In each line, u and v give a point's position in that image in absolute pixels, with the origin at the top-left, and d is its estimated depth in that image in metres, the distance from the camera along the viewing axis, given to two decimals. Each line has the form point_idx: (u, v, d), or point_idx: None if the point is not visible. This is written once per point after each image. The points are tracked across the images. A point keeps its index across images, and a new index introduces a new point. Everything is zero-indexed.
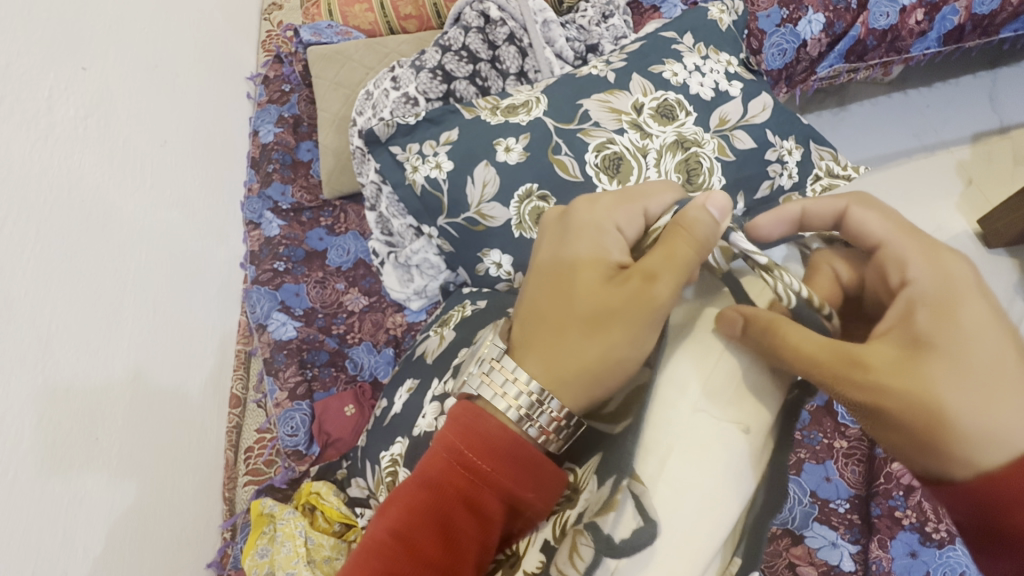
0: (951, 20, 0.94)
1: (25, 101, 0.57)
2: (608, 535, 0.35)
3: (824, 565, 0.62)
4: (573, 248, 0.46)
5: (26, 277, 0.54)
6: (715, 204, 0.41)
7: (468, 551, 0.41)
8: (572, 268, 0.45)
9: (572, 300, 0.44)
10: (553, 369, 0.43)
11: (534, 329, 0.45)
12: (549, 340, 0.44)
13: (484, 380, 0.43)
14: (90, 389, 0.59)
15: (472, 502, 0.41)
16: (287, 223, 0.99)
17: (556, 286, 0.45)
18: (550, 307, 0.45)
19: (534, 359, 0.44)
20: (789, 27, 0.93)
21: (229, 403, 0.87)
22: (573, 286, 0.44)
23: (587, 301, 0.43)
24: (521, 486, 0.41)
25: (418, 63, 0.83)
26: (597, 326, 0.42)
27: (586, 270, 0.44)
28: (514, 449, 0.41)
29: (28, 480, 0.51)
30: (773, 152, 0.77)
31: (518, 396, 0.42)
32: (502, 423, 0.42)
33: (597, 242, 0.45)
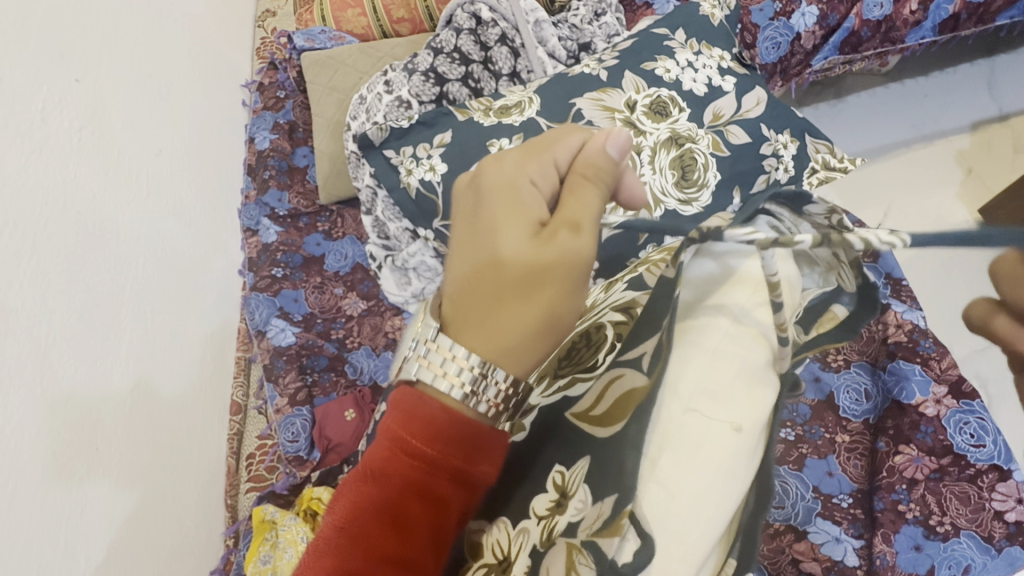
0: (946, 9, 0.93)
1: (19, 114, 0.57)
2: (609, 560, 0.33)
3: (828, 561, 0.61)
4: (491, 211, 0.44)
5: (23, 289, 0.54)
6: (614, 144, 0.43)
7: (423, 537, 0.40)
8: (493, 230, 0.43)
9: (491, 251, 0.42)
10: (486, 330, 0.42)
11: (464, 301, 0.43)
12: (481, 312, 0.42)
13: (423, 364, 0.42)
14: (91, 397, 0.59)
15: (416, 485, 0.40)
16: (285, 229, 1.00)
17: (474, 252, 0.44)
18: (476, 265, 0.43)
19: (464, 319, 0.43)
20: (783, 20, 0.94)
21: (230, 410, 0.87)
22: (492, 239, 0.43)
23: (509, 253, 0.42)
24: (472, 461, 0.40)
25: (411, 66, 0.83)
26: (526, 279, 0.41)
27: (507, 224, 0.43)
28: (455, 428, 0.41)
29: (29, 491, 0.51)
30: (768, 146, 0.77)
31: (460, 372, 0.41)
32: (444, 405, 0.42)
33: (514, 200, 0.44)
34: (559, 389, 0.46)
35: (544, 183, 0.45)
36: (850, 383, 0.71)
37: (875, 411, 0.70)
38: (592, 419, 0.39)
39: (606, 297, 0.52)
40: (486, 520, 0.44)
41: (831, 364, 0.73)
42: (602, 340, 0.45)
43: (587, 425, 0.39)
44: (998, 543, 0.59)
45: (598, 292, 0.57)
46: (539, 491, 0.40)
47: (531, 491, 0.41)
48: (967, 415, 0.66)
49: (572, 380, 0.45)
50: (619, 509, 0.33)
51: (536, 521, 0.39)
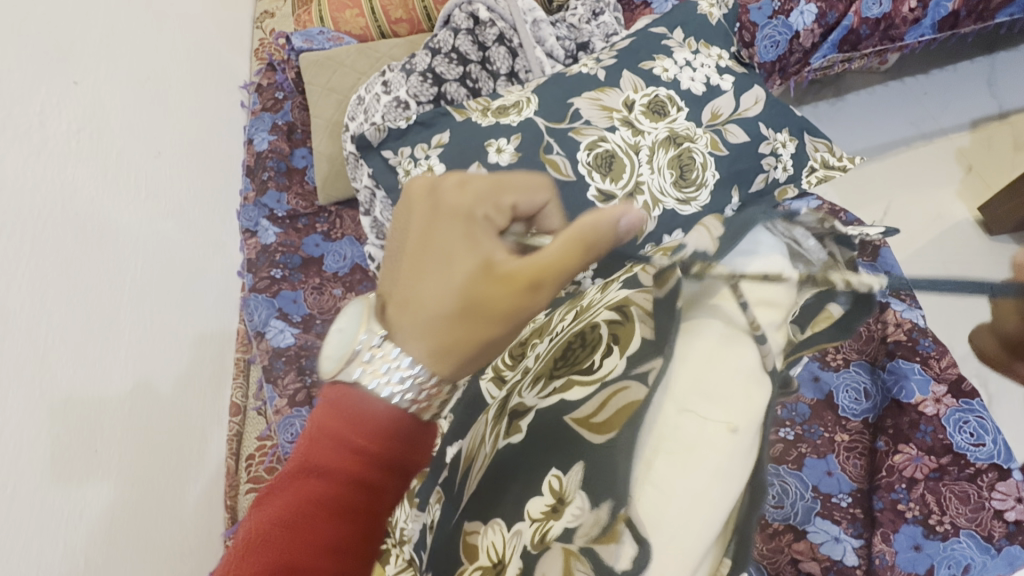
0: (945, 6, 0.95)
1: (18, 116, 0.57)
2: (608, 567, 0.33)
3: (827, 560, 0.61)
4: (449, 237, 0.44)
5: (22, 290, 0.54)
6: (624, 218, 0.41)
7: (354, 524, 0.42)
8: (449, 257, 0.43)
9: (448, 279, 0.43)
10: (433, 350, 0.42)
11: (409, 314, 0.43)
12: (425, 327, 0.42)
13: (366, 369, 0.41)
14: (90, 400, 0.59)
15: (357, 479, 0.41)
16: (283, 230, 1.00)
17: (427, 270, 0.43)
18: (430, 291, 0.43)
19: (409, 327, 0.42)
20: (781, 18, 0.98)
21: (229, 411, 0.87)
22: (448, 268, 0.43)
23: (468, 283, 0.42)
24: (407, 452, 0.42)
25: (409, 67, 0.82)
26: (479, 312, 0.42)
27: (465, 255, 0.43)
28: (400, 430, 0.41)
29: (28, 493, 0.51)
30: (767, 145, 0.77)
31: (401, 379, 0.40)
32: (387, 409, 0.41)
33: (475, 234, 0.44)
34: (553, 392, 0.45)
35: (503, 216, 0.45)
36: (849, 382, 0.71)
37: (874, 410, 0.70)
38: (591, 424, 0.40)
39: (601, 298, 0.52)
40: (479, 521, 0.44)
41: (831, 364, 0.73)
42: (599, 341, 0.46)
43: (586, 429, 0.40)
44: (998, 542, 0.60)
45: (594, 292, 0.56)
46: (534, 495, 0.40)
47: (524, 494, 0.41)
48: (967, 413, 0.65)
49: (568, 381, 0.45)
50: (614, 512, 0.34)
51: (530, 523, 0.40)
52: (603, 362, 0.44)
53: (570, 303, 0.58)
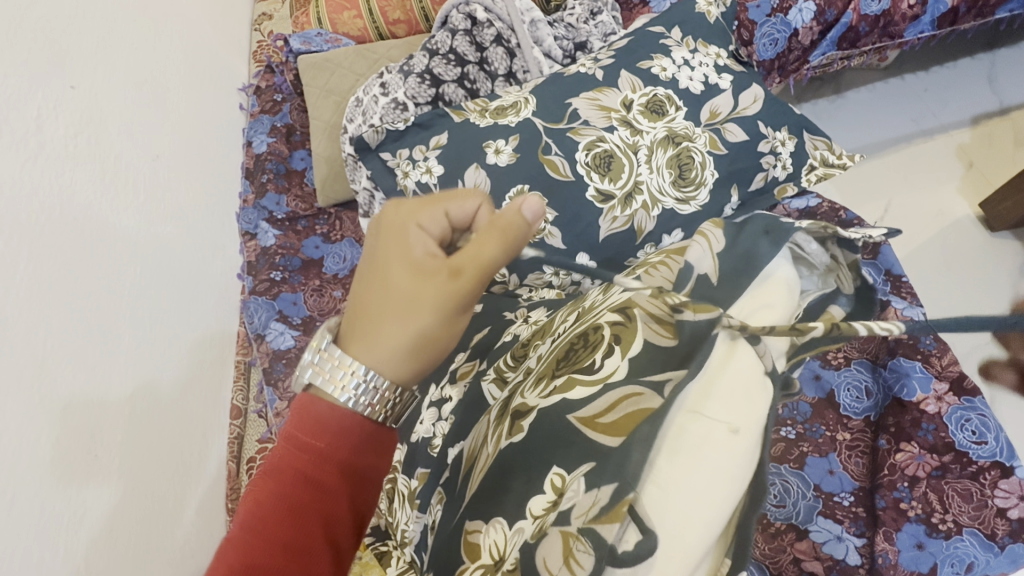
0: (944, 3, 0.92)
1: (14, 121, 0.57)
2: (610, 547, 0.33)
3: (829, 559, 0.60)
4: (383, 249, 0.46)
5: (20, 296, 0.54)
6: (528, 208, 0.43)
7: (319, 528, 0.41)
8: (383, 265, 0.46)
9: (382, 283, 0.45)
10: (376, 354, 0.44)
11: (358, 322, 0.46)
12: (368, 331, 0.45)
13: (318, 372, 0.44)
14: (93, 403, 0.60)
15: (315, 478, 0.41)
16: (283, 232, 1.00)
17: (370, 280, 0.46)
18: (368, 294, 0.46)
19: (357, 334, 0.46)
20: (780, 16, 0.92)
21: (231, 414, 0.87)
22: (382, 272, 0.45)
23: (398, 284, 0.45)
24: (359, 452, 0.44)
25: (406, 68, 0.82)
26: (410, 308, 0.44)
27: (394, 257, 0.45)
28: (347, 427, 0.43)
29: (30, 496, 0.51)
30: (766, 144, 0.77)
31: (347, 379, 0.43)
32: (332, 404, 0.44)
33: (403, 243, 0.46)
34: (554, 391, 0.44)
35: (437, 223, 0.46)
36: (851, 380, 0.71)
37: (876, 408, 0.70)
38: (597, 425, 0.40)
39: (604, 300, 0.51)
40: (481, 519, 0.42)
41: (831, 363, 0.72)
42: (599, 340, 0.45)
43: (591, 429, 0.40)
44: (1001, 540, 0.60)
45: (596, 294, 0.56)
46: (537, 491, 0.40)
47: (526, 491, 0.40)
48: (969, 411, 0.66)
49: (570, 381, 0.43)
50: (619, 498, 0.34)
51: (531, 520, 0.39)
52: (604, 362, 0.43)
53: (573, 305, 0.57)
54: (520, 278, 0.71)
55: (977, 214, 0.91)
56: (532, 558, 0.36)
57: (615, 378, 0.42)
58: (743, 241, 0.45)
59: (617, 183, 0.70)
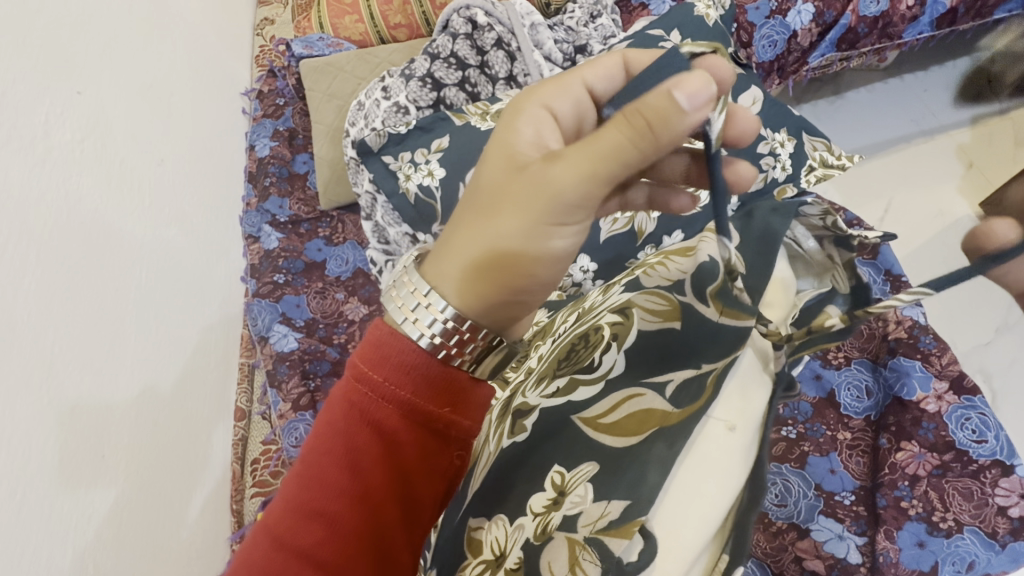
0: (943, 3, 0.93)
1: (22, 127, 0.58)
2: (618, 557, 0.32)
3: (831, 558, 0.60)
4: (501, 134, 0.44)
5: (28, 299, 0.55)
6: (685, 92, 0.32)
7: (380, 473, 0.40)
8: (494, 155, 0.43)
9: (482, 183, 0.43)
10: (459, 268, 0.42)
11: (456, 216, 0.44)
12: (452, 233, 0.43)
13: (400, 308, 0.42)
14: (100, 406, 0.61)
15: (377, 422, 0.40)
16: (286, 236, 1.00)
17: (480, 171, 0.44)
18: (468, 199, 0.43)
19: (446, 235, 0.44)
20: (778, 18, 0.93)
21: (235, 416, 0.88)
22: (484, 171, 0.43)
23: (495, 186, 0.42)
24: (430, 401, 0.41)
25: (408, 72, 0.83)
26: (501, 218, 0.41)
27: (496, 154, 0.43)
28: (414, 370, 0.40)
29: (38, 497, 0.51)
30: (766, 144, 0.78)
31: (430, 323, 0.41)
32: (403, 340, 0.41)
33: (520, 133, 0.43)
34: (557, 392, 0.44)
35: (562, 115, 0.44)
36: (851, 380, 0.72)
37: (876, 408, 0.70)
38: (599, 424, 0.40)
39: (603, 299, 0.52)
40: (485, 515, 0.42)
41: (832, 362, 0.74)
42: (599, 339, 0.45)
43: (593, 428, 0.40)
44: (1002, 538, 0.59)
45: (596, 294, 0.57)
46: (535, 490, 0.39)
47: (527, 490, 0.40)
48: (968, 409, 0.66)
49: (572, 381, 0.44)
50: (631, 516, 0.34)
51: (531, 517, 0.38)
52: (602, 358, 0.44)
53: (573, 305, 0.58)
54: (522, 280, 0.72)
55: None
56: (532, 559, 0.36)
57: (615, 373, 0.43)
58: (758, 223, 0.47)
59: None
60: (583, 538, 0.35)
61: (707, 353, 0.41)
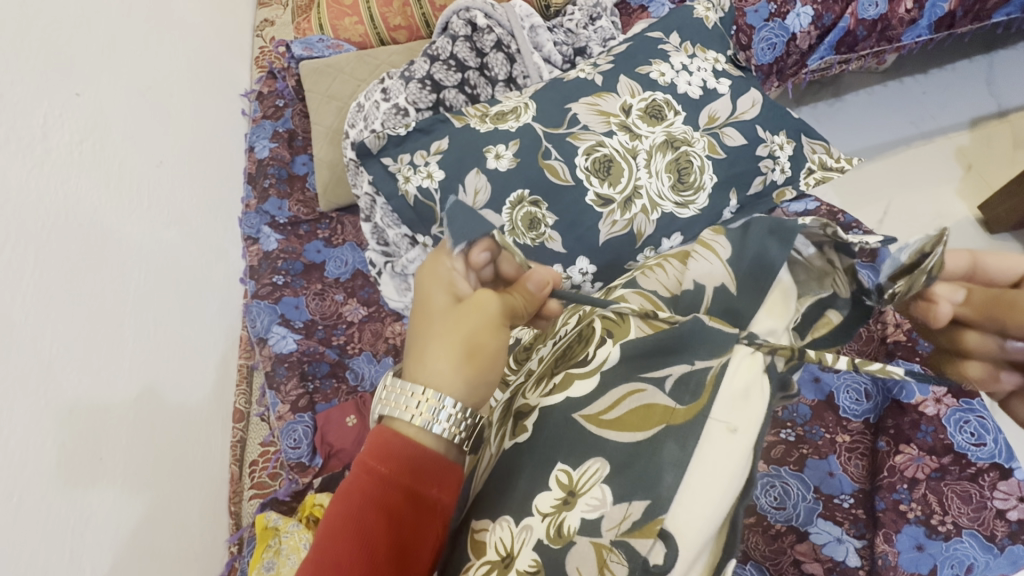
0: (941, 7, 0.93)
1: (20, 129, 0.58)
2: (644, 558, 0.34)
3: (829, 561, 0.61)
4: (426, 291, 0.48)
5: (26, 300, 0.55)
6: (533, 280, 0.48)
7: (381, 556, 0.40)
8: (436, 302, 0.47)
9: (421, 313, 0.48)
10: (429, 372, 0.44)
11: (417, 348, 0.45)
12: (425, 355, 0.45)
13: (386, 404, 0.43)
14: (99, 408, 0.60)
15: (381, 505, 0.40)
16: (285, 237, 1.00)
17: (425, 315, 0.47)
18: (409, 331, 0.48)
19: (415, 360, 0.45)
20: (778, 21, 0.93)
21: (233, 417, 0.87)
22: (419, 304, 0.48)
23: (438, 305, 0.47)
24: (421, 481, 0.42)
25: (408, 74, 0.83)
26: (461, 322, 0.45)
27: (423, 288, 0.49)
28: (409, 453, 0.42)
29: (35, 499, 0.51)
30: (764, 148, 0.78)
31: (420, 406, 0.42)
32: (398, 431, 0.43)
33: (449, 286, 0.48)
34: (554, 389, 0.44)
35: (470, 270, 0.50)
36: (849, 383, 0.71)
37: (875, 410, 0.70)
38: (601, 421, 0.40)
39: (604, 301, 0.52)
40: (488, 517, 0.41)
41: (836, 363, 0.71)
42: (592, 334, 0.47)
43: (596, 425, 0.40)
44: (1001, 541, 0.60)
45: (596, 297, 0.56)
46: (541, 488, 0.40)
47: (531, 490, 0.40)
48: (967, 413, 0.66)
49: (567, 376, 0.44)
50: (652, 515, 0.35)
51: (540, 518, 0.39)
52: (596, 351, 0.45)
53: None
54: None
55: (977, 215, 0.91)
56: (550, 560, 0.37)
57: (610, 364, 0.43)
58: (753, 244, 0.46)
59: (616, 186, 0.70)
60: (610, 541, 0.36)
61: (698, 350, 0.40)
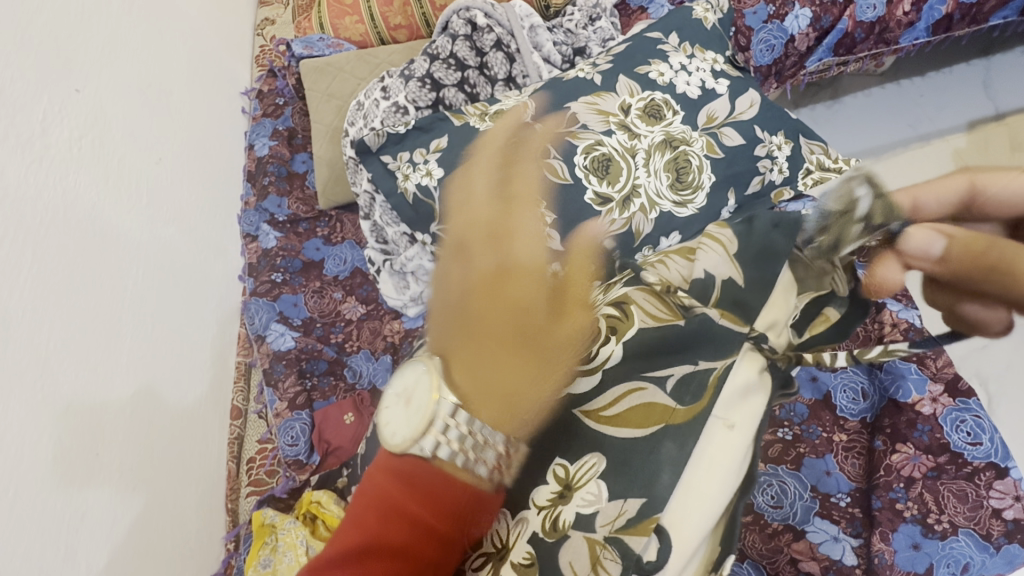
0: (939, 10, 0.94)
1: (19, 124, 0.58)
2: (637, 556, 0.35)
3: (826, 560, 0.61)
4: (513, 274, 0.33)
5: (24, 296, 0.55)
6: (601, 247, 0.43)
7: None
8: (528, 300, 0.33)
9: (498, 320, 0.32)
10: (518, 398, 0.32)
11: (492, 367, 0.32)
12: (505, 383, 0.32)
13: None
14: (94, 406, 0.60)
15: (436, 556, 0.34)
16: (284, 235, 1.00)
17: (512, 318, 0.32)
18: (459, 327, 0.33)
19: (489, 388, 0.32)
20: (775, 22, 0.97)
21: (230, 415, 0.87)
22: (490, 304, 0.32)
23: (530, 318, 0.33)
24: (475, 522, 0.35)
25: (407, 72, 0.83)
26: (563, 341, 0.34)
27: (497, 277, 0.33)
28: (470, 506, 0.34)
29: (30, 496, 0.51)
30: (762, 147, 0.78)
31: None
32: (464, 483, 0.33)
33: (537, 281, 0.34)
34: None
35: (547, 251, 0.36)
36: (847, 382, 0.72)
37: (872, 410, 0.70)
38: (601, 417, 0.40)
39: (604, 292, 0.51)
40: None
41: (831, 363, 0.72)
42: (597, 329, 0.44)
43: (595, 421, 0.40)
44: (996, 540, 0.59)
45: None
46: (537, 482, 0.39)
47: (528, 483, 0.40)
48: (964, 412, 0.64)
49: None
50: (647, 514, 0.36)
51: (536, 510, 0.39)
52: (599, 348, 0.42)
53: None
54: None
55: None
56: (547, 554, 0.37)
57: (612, 363, 0.42)
58: (758, 239, 0.46)
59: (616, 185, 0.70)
60: (603, 538, 0.36)
61: (703, 352, 0.41)
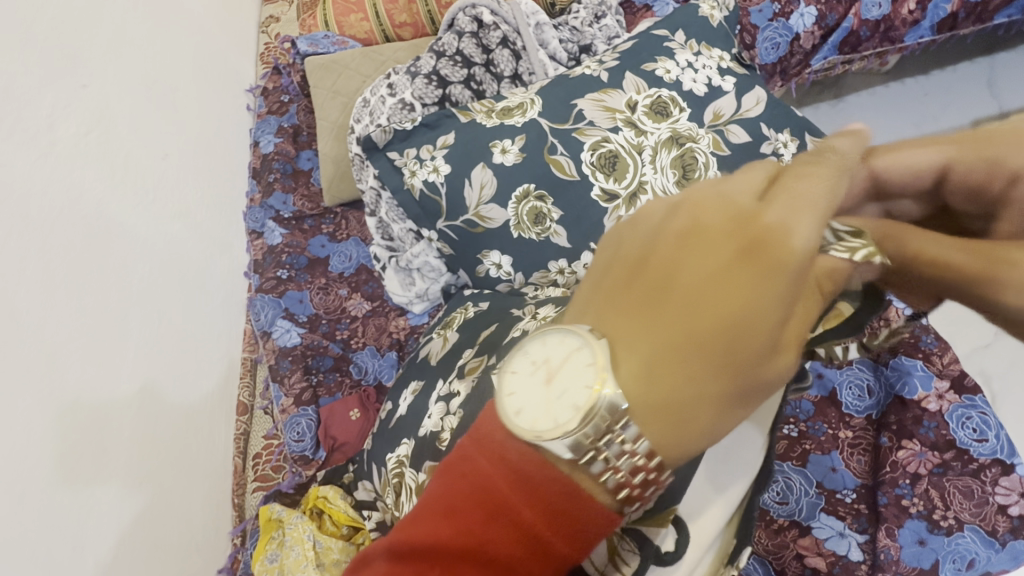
0: (944, 8, 0.94)
1: (26, 119, 0.58)
2: (657, 546, 0.37)
3: (832, 555, 0.61)
4: (731, 272, 0.27)
5: (31, 292, 0.55)
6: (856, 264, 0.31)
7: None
8: (738, 310, 0.26)
9: (704, 303, 0.27)
10: (669, 411, 0.27)
11: (660, 366, 0.27)
12: (664, 387, 0.27)
13: None
14: (100, 403, 0.60)
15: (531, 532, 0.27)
16: (289, 231, 0.99)
17: (710, 321, 0.26)
18: (649, 304, 0.28)
19: (648, 390, 0.27)
20: (782, 21, 0.95)
21: (237, 411, 0.87)
22: (701, 293, 0.27)
23: (743, 319, 0.26)
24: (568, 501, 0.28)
25: (413, 69, 0.83)
26: (749, 367, 0.27)
27: (730, 257, 0.27)
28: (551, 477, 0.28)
29: (38, 491, 0.51)
30: (768, 145, 0.77)
31: None
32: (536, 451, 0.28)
33: (759, 292, 0.27)
34: None
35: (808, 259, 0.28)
36: (853, 379, 0.71)
37: (877, 407, 0.70)
38: None
39: None
40: None
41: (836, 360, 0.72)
42: None
43: None
44: (1002, 537, 0.60)
45: None
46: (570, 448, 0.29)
47: None
48: (970, 409, 0.66)
49: None
50: (665, 505, 0.37)
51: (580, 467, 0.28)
52: None
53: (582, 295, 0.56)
54: (526, 279, 0.74)
55: None
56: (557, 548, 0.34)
57: None
58: None
59: (622, 182, 0.70)
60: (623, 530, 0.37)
61: None
